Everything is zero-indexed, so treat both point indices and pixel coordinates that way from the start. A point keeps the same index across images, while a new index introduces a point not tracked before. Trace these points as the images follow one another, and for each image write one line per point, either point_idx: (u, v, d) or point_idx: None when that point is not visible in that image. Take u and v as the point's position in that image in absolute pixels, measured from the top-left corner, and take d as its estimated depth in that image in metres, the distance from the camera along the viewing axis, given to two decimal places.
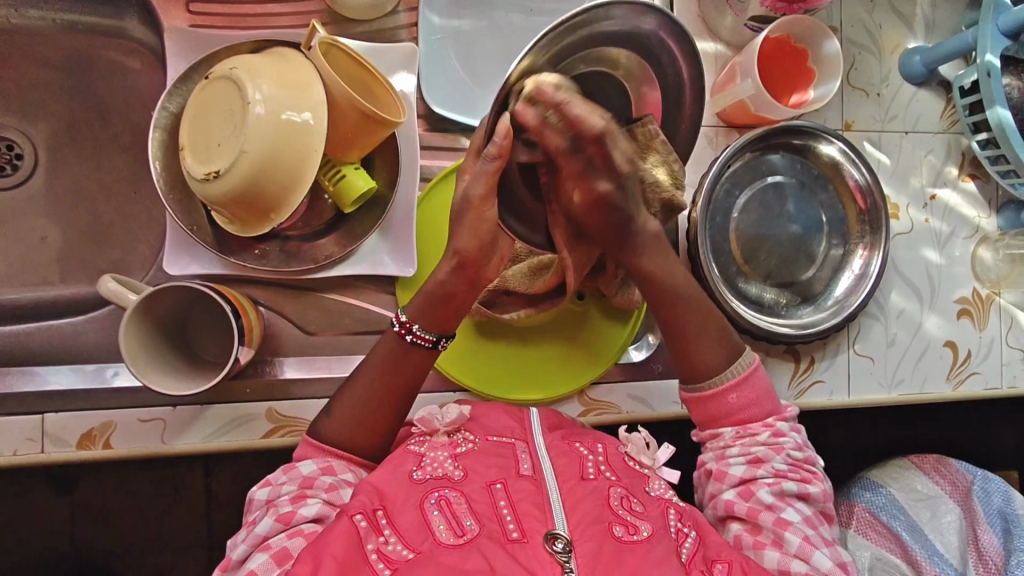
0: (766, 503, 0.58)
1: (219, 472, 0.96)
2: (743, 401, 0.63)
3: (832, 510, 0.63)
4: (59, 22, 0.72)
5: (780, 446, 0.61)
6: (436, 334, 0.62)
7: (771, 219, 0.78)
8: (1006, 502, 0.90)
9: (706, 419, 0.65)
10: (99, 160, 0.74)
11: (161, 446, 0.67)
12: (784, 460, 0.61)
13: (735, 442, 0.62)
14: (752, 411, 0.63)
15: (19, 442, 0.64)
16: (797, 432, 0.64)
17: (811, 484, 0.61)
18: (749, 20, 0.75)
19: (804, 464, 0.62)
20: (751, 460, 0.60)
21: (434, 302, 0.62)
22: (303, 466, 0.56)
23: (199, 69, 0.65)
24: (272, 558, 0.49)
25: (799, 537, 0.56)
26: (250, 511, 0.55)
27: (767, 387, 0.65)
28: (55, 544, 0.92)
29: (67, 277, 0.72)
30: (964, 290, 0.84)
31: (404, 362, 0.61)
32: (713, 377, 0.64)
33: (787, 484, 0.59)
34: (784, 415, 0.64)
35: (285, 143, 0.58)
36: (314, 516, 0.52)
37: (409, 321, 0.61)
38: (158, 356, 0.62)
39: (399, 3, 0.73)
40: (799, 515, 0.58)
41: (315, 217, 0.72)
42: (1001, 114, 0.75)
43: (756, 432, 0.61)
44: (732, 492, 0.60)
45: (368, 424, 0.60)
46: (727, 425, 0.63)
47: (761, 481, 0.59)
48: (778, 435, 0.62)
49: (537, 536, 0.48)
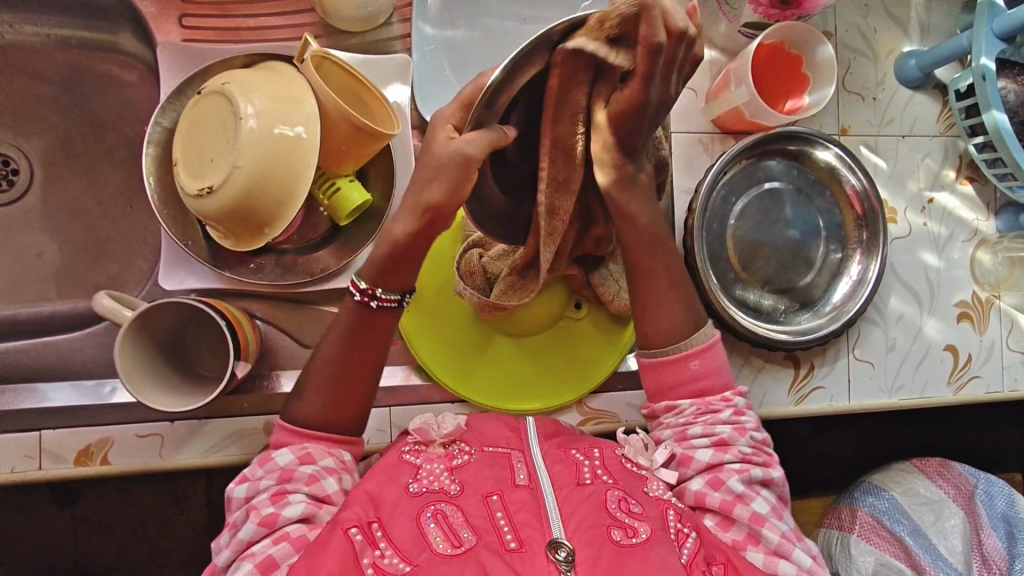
0: (736, 493, 0.56)
1: (220, 483, 0.95)
2: (704, 369, 0.62)
3: (789, 497, 0.63)
4: (54, 38, 0.73)
5: (742, 427, 0.61)
6: (400, 293, 0.60)
7: (768, 225, 0.78)
8: (1011, 505, 0.89)
9: (663, 387, 0.63)
10: (95, 175, 0.74)
11: (159, 461, 0.67)
12: (747, 443, 0.60)
13: (695, 419, 0.61)
14: (710, 381, 0.62)
15: (16, 459, 0.65)
16: (753, 410, 0.63)
17: (771, 468, 0.60)
18: (743, 27, 0.76)
19: (764, 446, 0.62)
20: (717, 443, 0.59)
21: (396, 266, 0.60)
22: (280, 457, 0.55)
23: (193, 83, 0.65)
24: (257, 567, 0.48)
25: (777, 534, 0.54)
26: (230, 509, 0.55)
27: (725, 361, 0.64)
28: (57, 557, 0.92)
29: (64, 293, 0.72)
30: (963, 294, 0.84)
31: (368, 329, 0.60)
32: (678, 341, 0.63)
33: (754, 470, 0.58)
34: (740, 390, 0.63)
35: (278, 158, 0.58)
36: (298, 517, 0.51)
37: (370, 288, 0.59)
38: (155, 373, 0.61)
39: (392, 14, 0.73)
40: (767, 504, 0.57)
41: (311, 230, 0.71)
42: (996, 118, 0.74)
43: (718, 410, 0.61)
44: (701, 482, 0.58)
45: (340, 397, 0.59)
46: (686, 396, 0.62)
47: (729, 467, 0.58)
48: (738, 414, 0.61)
49: (535, 545, 0.47)
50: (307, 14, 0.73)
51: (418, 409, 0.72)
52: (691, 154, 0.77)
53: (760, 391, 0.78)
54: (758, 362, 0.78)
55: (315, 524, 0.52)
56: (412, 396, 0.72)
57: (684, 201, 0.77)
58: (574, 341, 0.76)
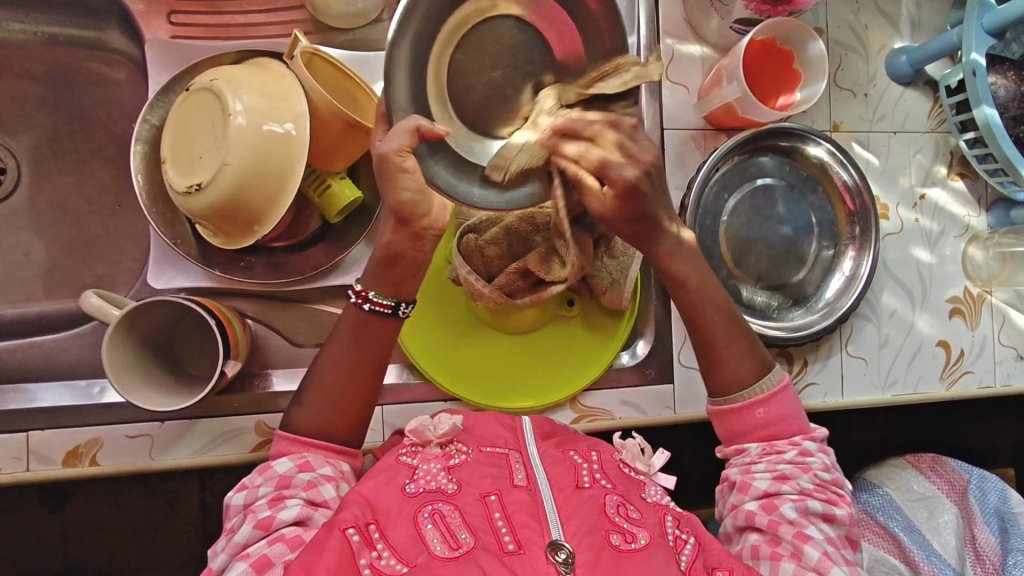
0: (788, 518, 0.55)
1: (213, 485, 0.94)
2: (769, 417, 0.61)
3: (858, 540, 0.60)
4: (41, 35, 0.72)
5: (807, 466, 0.59)
6: (393, 299, 0.60)
7: (760, 222, 0.78)
8: (1002, 501, 0.91)
9: (731, 434, 0.62)
10: (83, 175, 0.73)
11: (150, 462, 0.66)
12: (811, 479, 0.58)
13: (760, 459, 0.59)
14: (778, 427, 0.61)
15: (5, 460, 0.64)
16: (828, 453, 0.61)
17: (836, 507, 0.58)
18: (734, 23, 0.75)
19: (831, 486, 0.59)
20: (777, 476, 0.58)
21: (386, 265, 0.60)
22: (278, 465, 0.54)
23: (181, 80, 0.64)
24: (252, 566, 0.48)
25: (817, 552, 0.53)
26: (228, 517, 0.54)
27: (795, 405, 0.62)
28: (47, 562, 0.91)
29: (51, 293, 0.71)
30: (954, 290, 0.84)
31: (369, 335, 0.60)
32: (743, 390, 0.62)
33: (812, 502, 0.57)
34: (812, 435, 0.61)
35: (266, 154, 0.57)
36: (294, 519, 0.51)
37: (364, 290, 0.60)
38: (141, 370, 0.61)
39: (383, 11, 0.73)
40: (821, 534, 0.55)
41: (302, 228, 0.70)
42: (988, 113, 0.75)
43: (782, 450, 0.59)
44: (755, 504, 0.58)
45: (341, 404, 0.59)
46: (752, 441, 0.61)
47: (785, 496, 0.57)
48: (804, 455, 0.59)
49: (535, 547, 0.47)
50: (296, 11, 0.72)
51: (411, 408, 0.71)
52: (683, 150, 0.77)
53: None
54: None
55: (311, 525, 0.51)
56: (405, 396, 0.72)
57: (676, 197, 0.77)
58: (567, 341, 0.76)
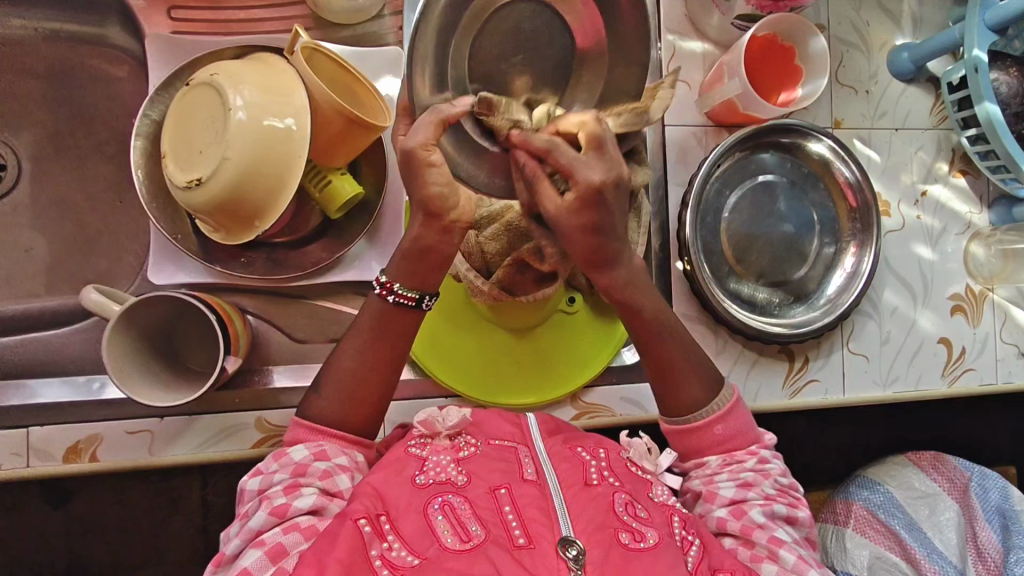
0: (759, 522, 0.55)
1: (214, 483, 0.94)
2: (728, 432, 0.61)
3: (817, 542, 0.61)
4: (42, 30, 0.72)
5: (767, 472, 0.60)
6: (419, 292, 0.59)
7: (762, 218, 0.78)
8: (1004, 498, 0.90)
9: (690, 451, 0.63)
10: (83, 171, 0.73)
11: (150, 457, 0.66)
12: (772, 485, 0.59)
13: (721, 470, 0.60)
14: (737, 441, 0.61)
15: (4, 457, 0.64)
16: (779, 458, 0.63)
17: (798, 509, 0.59)
18: (736, 19, 0.75)
19: (790, 490, 0.61)
20: (741, 484, 0.58)
21: (412, 260, 0.58)
22: (294, 452, 0.54)
23: (182, 75, 0.65)
24: (267, 553, 0.48)
25: (794, 555, 0.54)
26: (243, 502, 0.54)
27: (748, 417, 0.63)
28: (48, 559, 0.90)
29: (52, 289, 0.71)
30: (956, 287, 0.84)
31: (390, 326, 0.60)
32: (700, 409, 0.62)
33: (777, 506, 0.57)
34: (766, 443, 0.63)
35: (265, 149, 0.57)
36: (309, 508, 0.51)
37: (389, 283, 0.59)
38: (141, 364, 0.61)
39: (384, 7, 0.73)
40: (790, 535, 0.56)
41: (302, 224, 0.70)
42: (989, 109, 0.74)
43: (743, 459, 0.60)
44: (722, 509, 0.57)
45: (358, 394, 0.59)
46: (713, 455, 0.61)
47: (752, 502, 0.57)
48: (763, 463, 0.60)
49: (545, 542, 0.47)
50: (297, 7, 0.72)
51: (412, 404, 0.71)
52: (684, 146, 0.77)
53: (755, 385, 0.78)
54: (753, 356, 0.78)
55: (325, 516, 0.51)
56: (406, 392, 0.71)
57: (677, 193, 0.77)
58: (567, 337, 0.75)
